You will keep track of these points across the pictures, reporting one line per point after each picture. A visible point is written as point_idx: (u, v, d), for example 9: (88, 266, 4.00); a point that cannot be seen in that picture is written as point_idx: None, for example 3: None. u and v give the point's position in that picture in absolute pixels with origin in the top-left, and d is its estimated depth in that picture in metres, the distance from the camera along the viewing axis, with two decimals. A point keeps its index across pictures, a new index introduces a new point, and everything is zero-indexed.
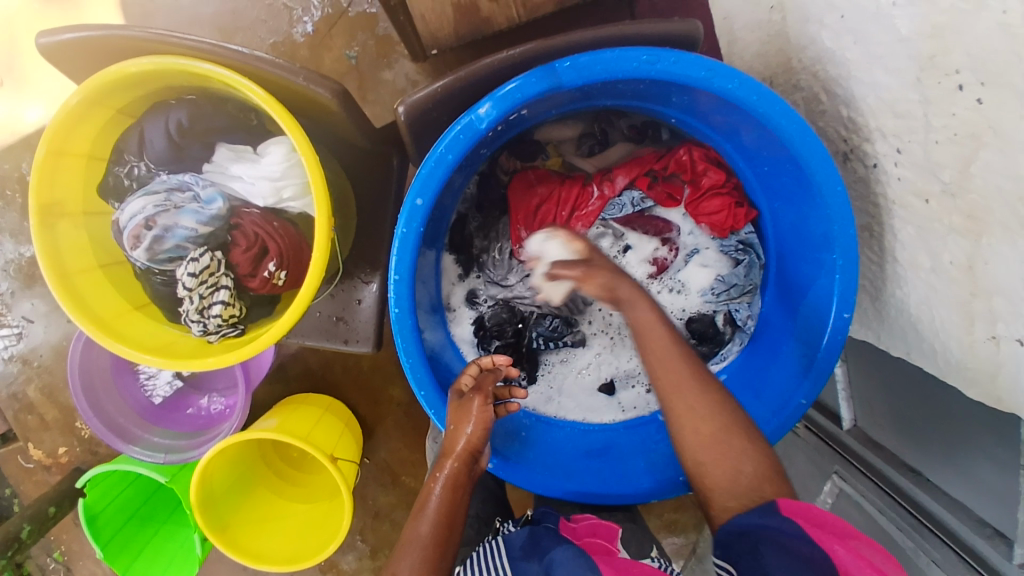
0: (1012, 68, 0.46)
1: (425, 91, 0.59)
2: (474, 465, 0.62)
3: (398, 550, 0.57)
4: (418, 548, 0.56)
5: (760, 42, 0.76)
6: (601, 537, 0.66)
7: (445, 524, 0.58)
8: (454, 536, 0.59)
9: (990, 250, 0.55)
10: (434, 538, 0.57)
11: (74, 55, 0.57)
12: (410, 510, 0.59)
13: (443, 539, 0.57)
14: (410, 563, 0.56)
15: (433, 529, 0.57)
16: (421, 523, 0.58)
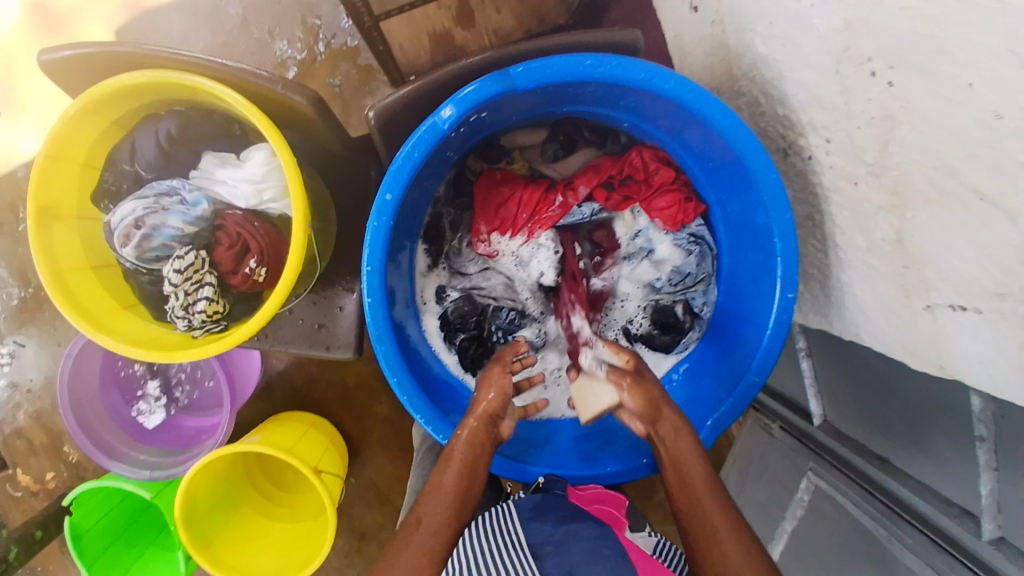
0: (914, 50, 0.52)
1: (394, 96, 0.66)
2: (495, 427, 0.66)
3: (425, 495, 0.60)
4: (442, 494, 0.60)
5: (705, 55, 0.83)
6: (609, 504, 0.68)
7: (468, 474, 0.62)
8: (475, 490, 0.62)
9: (915, 223, 0.60)
10: (458, 486, 0.61)
11: (73, 71, 0.62)
12: (436, 460, 0.63)
13: (465, 488, 0.61)
14: (436, 508, 0.59)
15: (457, 478, 0.61)
16: (447, 473, 0.62)
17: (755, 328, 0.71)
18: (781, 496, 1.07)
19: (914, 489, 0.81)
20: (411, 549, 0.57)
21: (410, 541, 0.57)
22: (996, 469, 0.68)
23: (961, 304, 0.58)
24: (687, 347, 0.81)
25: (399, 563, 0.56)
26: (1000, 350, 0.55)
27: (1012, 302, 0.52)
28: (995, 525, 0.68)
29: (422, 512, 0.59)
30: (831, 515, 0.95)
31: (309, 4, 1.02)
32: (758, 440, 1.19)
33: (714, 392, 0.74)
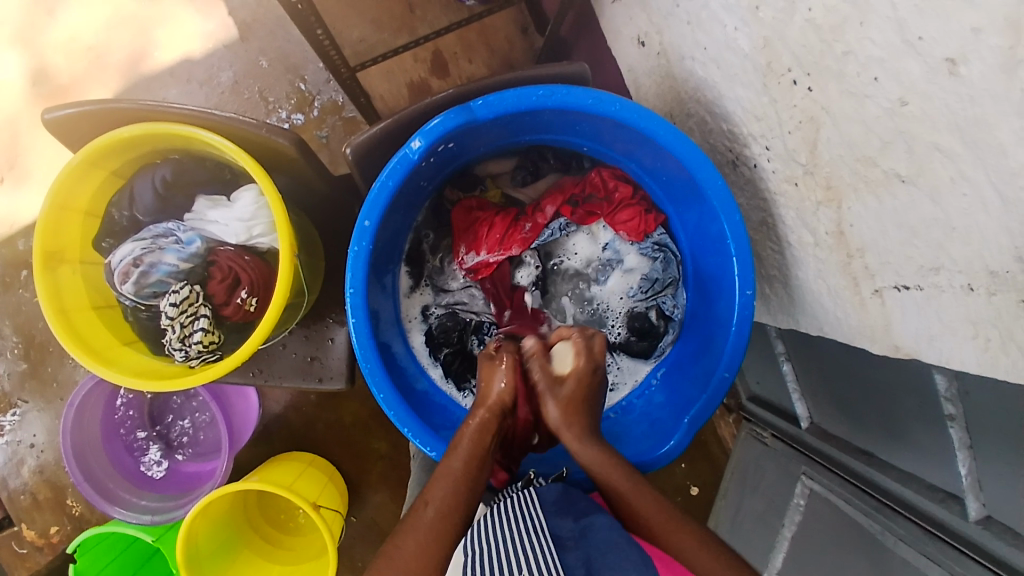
0: (824, 55, 0.58)
1: (367, 133, 0.72)
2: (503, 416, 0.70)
3: (434, 478, 0.63)
4: (451, 478, 0.62)
5: (656, 84, 0.89)
6: None
7: (477, 460, 0.65)
8: (480, 475, 0.65)
9: (852, 214, 0.65)
10: (466, 472, 0.64)
11: (75, 129, 0.69)
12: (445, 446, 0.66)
13: (473, 475, 0.64)
14: (444, 491, 0.62)
15: (464, 463, 0.64)
16: (455, 455, 0.65)
17: (723, 327, 0.75)
18: (777, 504, 1.07)
19: (899, 479, 0.82)
20: (418, 527, 0.59)
21: (420, 522, 0.59)
22: (970, 447, 0.70)
23: (904, 285, 0.62)
24: (663, 352, 0.85)
25: (406, 544, 0.57)
26: (943, 322, 0.59)
27: (946, 275, 0.57)
28: (979, 505, 0.70)
29: (429, 495, 0.62)
30: (826, 515, 0.94)
31: (295, 66, 1.11)
32: (752, 451, 1.20)
33: (691, 391, 0.77)
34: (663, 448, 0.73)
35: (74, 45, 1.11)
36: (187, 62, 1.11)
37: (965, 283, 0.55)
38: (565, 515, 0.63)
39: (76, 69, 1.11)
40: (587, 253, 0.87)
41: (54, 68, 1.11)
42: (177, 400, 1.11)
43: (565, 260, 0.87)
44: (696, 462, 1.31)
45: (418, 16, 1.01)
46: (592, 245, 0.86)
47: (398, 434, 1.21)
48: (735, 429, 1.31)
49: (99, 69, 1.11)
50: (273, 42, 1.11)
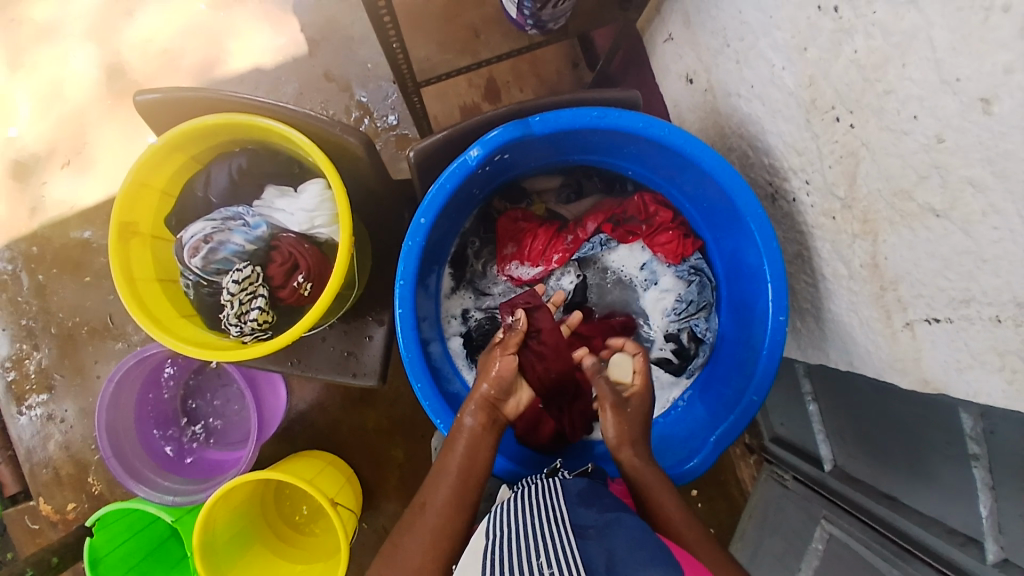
0: (865, 94, 0.62)
1: (430, 139, 0.77)
2: (496, 413, 0.73)
3: (434, 476, 0.68)
4: (449, 477, 0.67)
5: (700, 119, 0.95)
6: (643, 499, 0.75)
7: (470, 459, 0.69)
8: (477, 470, 0.69)
9: (886, 245, 0.68)
10: (462, 468, 0.68)
11: (163, 112, 0.75)
12: (442, 443, 0.70)
13: (470, 469, 0.68)
14: (443, 491, 0.66)
15: (461, 462, 0.68)
16: (453, 454, 0.69)
17: (754, 350, 0.77)
18: (794, 546, 1.06)
19: (921, 522, 0.83)
20: (421, 527, 0.64)
21: (418, 522, 0.64)
22: (993, 487, 0.70)
23: (934, 317, 0.65)
24: (693, 373, 0.87)
25: (407, 544, 0.63)
26: (971, 353, 0.61)
27: (976, 306, 0.59)
28: (998, 547, 0.70)
29: (429, 498, 0.67)
30: (845, 559, 0.94)
31: (356, 83, 1.18)
32: (773, 493, 1.19)
33: (719, 410, 0.80)
34: (687, 466, 0.75)
35: (151, 46, 1.19)
36: (255, 71, 1.19)
37: (994, 314, 0.57)
38: (589, 506, 0.64)
39: (152, 68, 1.19)
40: (631, 264, 0.89)
41: (129, 64, 1.19)
42: (198, 401, 1.14)
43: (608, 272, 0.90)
44: (711, 501, 1.30)
45: (480, 41, 1.09)
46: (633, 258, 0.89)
47: (418, 444, 1.22)
48: (755, 471, 1.30)
49: (171, 70, 1.19)
50: (338, 59, 1.18)
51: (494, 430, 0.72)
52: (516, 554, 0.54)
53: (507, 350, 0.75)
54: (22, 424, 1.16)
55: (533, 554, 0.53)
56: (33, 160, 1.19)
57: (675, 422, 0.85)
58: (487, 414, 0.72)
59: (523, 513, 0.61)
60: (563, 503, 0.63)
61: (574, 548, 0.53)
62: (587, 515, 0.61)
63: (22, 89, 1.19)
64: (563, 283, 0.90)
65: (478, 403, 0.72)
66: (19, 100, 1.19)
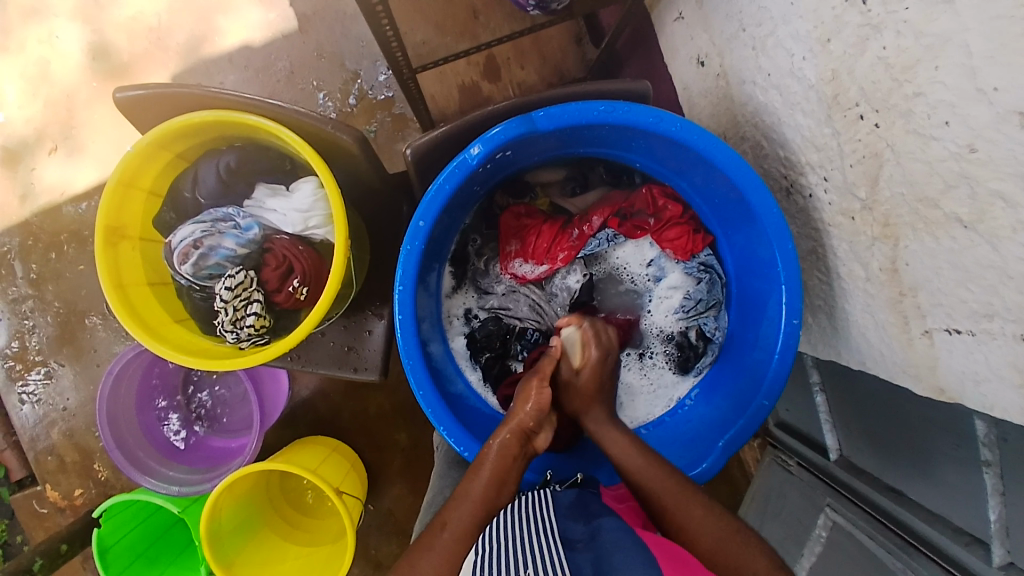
0: (892, 93, 0.58)
1: (428, 136, 0.73)
2: (528, 442, 0.73)
3: (455, 499, 0.66)
4: (468, 501, 0.65)
5: (711, 105, 0.90)
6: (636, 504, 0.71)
7: (496, 485, 0.67)
8: (501, 497, 0.67)
9: (908, 251, 0.65)
10: (484, 495, 0.66)
11: (146, 108, 0.71)
12: (469, 466, 0.69)
13: (491, 496, 0.66)
14: (464, 513, 0.65)
15: (484, 487, 0.67)
16: (477, 480, 0.67)
17: (764, 352, 0.76)
18: (797, 532, 1.06)
19: (927, 520, 0.82)
20: (436, 550, 0.62)
21: (435, 542, 0.62)
22: (1002, 493, 0.70)
23: (956, 329, 0.62)
24: (702, 371, 0.85)
25: (422, 565, 0.61)
26: (990, 367, 0.59)
27: (999, 322, 0.57)
28: (1004, 550, 0.70)
29: (448, 518, 0.65)
30: (849, 550, 0.94)
31: (350, 59, 1.13)
32: (775, 478, 1.18)
33: (728, 414, 0.78)
34: (700, 468, 0.74)
35: (136, 23, 1.13)
36: (245, 48, 1.13)
37: (1018, 332, 0.55)
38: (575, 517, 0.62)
39: (139, 46, 1.13)
40: (636, 259, 0.86)
41: (117, 46, 1.14)
42: (199, 373, 1.16)
43: (614, 268, 0.87)
44: (714, 484, 1.30)
45: (479, 22, 1.03)
46: (637, 253, 0.86)
47: (421, 429, 1.22)
48: (758, 454, 1.30)
49: (159, 51, 1.14)
50: (331, 35, 1.12)
51: (523, 460, 0.72)
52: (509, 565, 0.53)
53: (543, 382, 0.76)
54: (24, 413, 1.15)
55: (523, 565, 0.52)
56: (22, 145, 1.15)
57: (683, 423, 0.83)
58: (518, 441, 0.72)
59: (518, 523, 0.61)
60: (551, 514, 0.62)
61: (564, 560, 0.53)
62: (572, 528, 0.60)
63: (7, 71, 1.14)
64: (569, 281, 0.86)
65: (511, 430, 0.72)
66: (4, 81, 1.14)
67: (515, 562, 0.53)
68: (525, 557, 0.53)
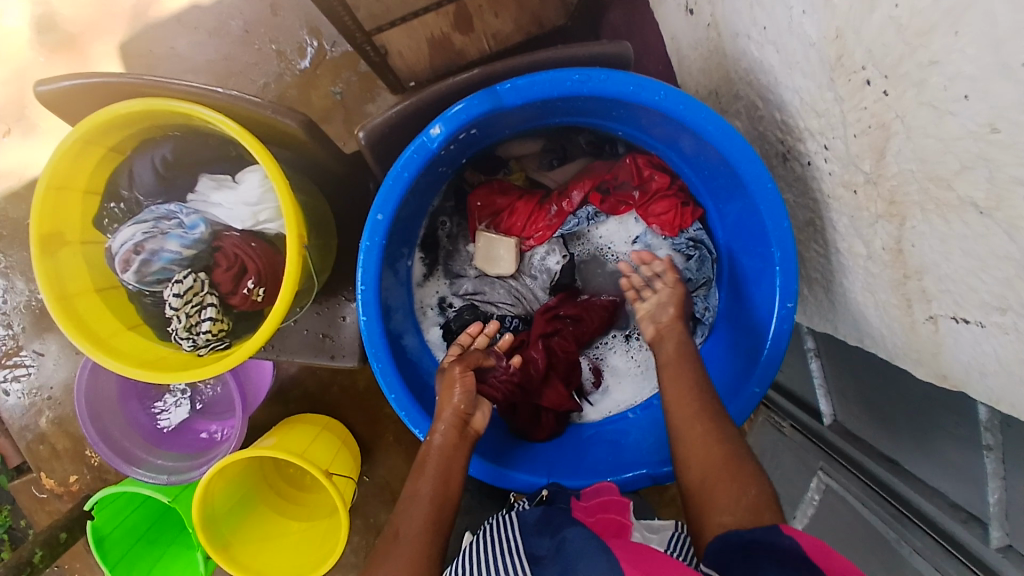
0: (904, 59, 0.50)
1: (382, 116, 0.65)
2: (469, 428, 0.67)
3: (404, 501, 0.61)
4: (421, 503, 0.60)
5: (702, 57, 0.81)
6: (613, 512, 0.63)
7: (443, 482, 0.62)
8: (451, 492, 0.62)
9: (914, 232, 0.59)
10: (434, 493, 0.61)
11: (69, 101, 0.64)
12: (412, 467, 0.63)
13: (441, 494, 0.62)
14: (418, 512, 0.60)
15: (433, 486, 0.62)
16: (423, 479, 0.62)
17: (756, 338, 0.71)
18: (793, 494, 1.05)
19: (922, 492, 0.79)
20: (390, 560, 0.56)
21: (392, 550, 0.57)
22: (1003, 478, 0.67)
23: (963, 318, 0.57)
24: (691, 351, 0.81)
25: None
26: (1000, 362, 0.54)
27: (1012, 317, 0.51)
28: (1002, 532, 0.67)
29: (399, 524, 0.59)
30: (840, 513, 0.93)
31: (308, 14, 1.02)
32: (770, 438, 1.16)
33: (715, 401, 0.73)
34: None
35: None
36: (193, 6, 1.03)
37: None
38: (543, 532, 0.58)
39: (77, 9, 1.03)
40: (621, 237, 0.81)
41: (59, 15, 1.04)
42: None
43: (600, 247, 0.82)
44: None
45: None
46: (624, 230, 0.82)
47: None
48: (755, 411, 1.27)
49: (100, 14, 1.04)
50: None
51: (466, 449, 0.66)
52: None
53: (467, 367, 0.71)
54: (10, 403, 1.13)
55: None
56: None
57: None
58: (456, 429, 0.66)
59: (492, 545, 0.58)
60: (515, 536, 0.58)
61: None
62: (541, 542, 0.56)
63: None
64: (551, 262, 0.81)
65: (448, 419, 0.66)
66: None
67: None
68: None
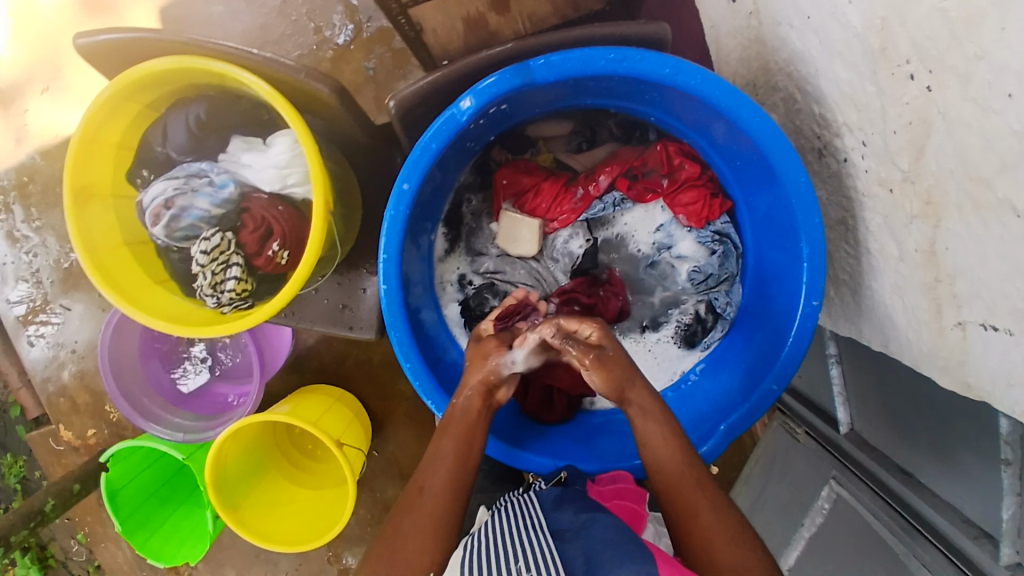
0: (952, 53, 0.49)
1: (414, 86, 0.65)
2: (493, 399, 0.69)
3: (425, 462, 0.64)
4: (442, 462, 0.63)
5: (741, 47, 0.80)
6: (629, 500, 0.67)
7: (465, 443, 0.65)
8: (472, 455, 0.65)
9: (949, 234, 0.57)
10: (459, 454, 0.64)
11: (107, 56, 0.64)
12: (435, 428, 0.66)
13: (466, 455, 0.64)
14: (438, 475, 0.63)
15: (455, 447, 0.64)
16: (447, 439, 0.65)
17: (778, 333, 0.70)
18: (803, 502, 1.03)
19: (936, 507, 0.77)
20: (413, 511, 0.61)
21: (415, 507, 0.61)
22: (1020, 494, 0.65)
23: (992, 325, 0.55)
24: (709, 346, 0.79)
25: (403, 528, 0.60)
26: None
27: None
28: (1012, 550, 0.65)
29: (424, 480, 0.63)
30: (852, 525, 0.91)
31: None
32: (782, 444, 1.15)
33: (732, 395, 0.73)
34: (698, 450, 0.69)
35: None
36: None
37: None
38: (560, 510, 0.61)
39: None
40: (646, 226, 0.80)
41: None
42: None
43: (625, 232, 0.81)
44: None
45: None
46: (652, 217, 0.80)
47: None
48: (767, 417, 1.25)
49: None
50: None
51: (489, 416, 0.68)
52: (490, 553, 0.53)
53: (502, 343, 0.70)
54: (34, 354, 1.16)
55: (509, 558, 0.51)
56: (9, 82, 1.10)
57: (696, 394, 0.78)
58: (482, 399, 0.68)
59: (503, 523, 0.59)
60: (537, 511, 0.61)
61: (553, 551, 0.53)
62: (554, 520, 0.58)
63: None
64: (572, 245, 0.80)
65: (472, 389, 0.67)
66: None
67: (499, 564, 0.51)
68: (508, 551, 0.53)
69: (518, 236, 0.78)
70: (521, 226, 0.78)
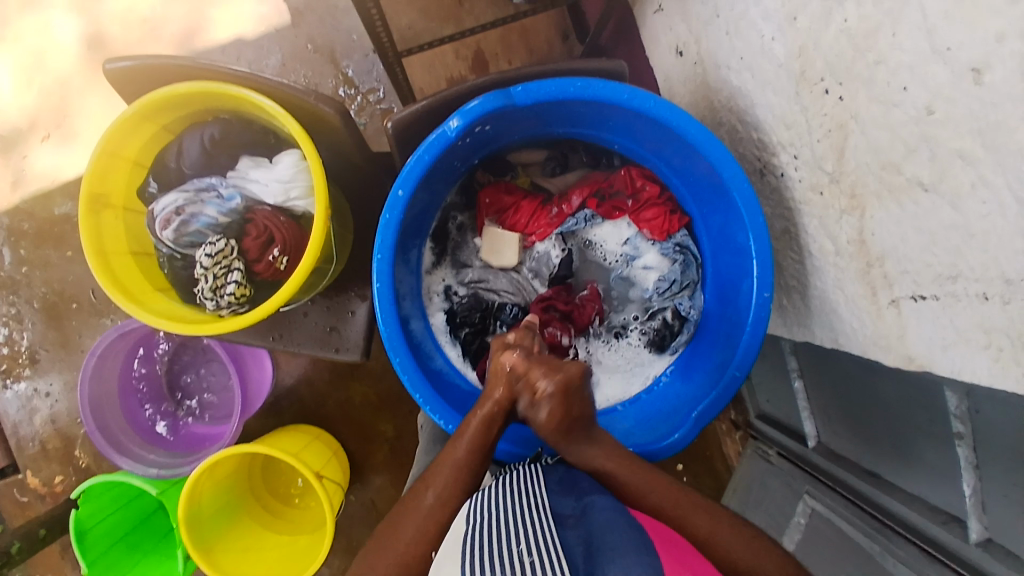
0: (856, 63, 0.60)
1: (409, 110, 0.75)
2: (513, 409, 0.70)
3: (436, 465, 0.66)
4: (451, 465, 0.65)
5: (690, 91, 0.92)
6: None
7: (477, 452, 0.67)
8: (483, 461, 0.67)
9: (874, 221, 0.66)
10: (464, 462, 0.66)
11: (131, 81, 0.73)
12: (451, 433, 0.68)
13: (470, 463, 0.66)
14: (445, 479, 0.65)
15: (468, 453, 0.66)
16: (459, 443, 0.67)
17: (738, 326, 0.76)
18: (779, 522, 1.06)
19: (901, 500, 0.81)
20: (416, 515, 0.63)
21: (420, 506, 0.63)
22: (977, 466, 0.68)
23: (920, 294, 0.63)
24: (677, 350, 0.86)
25: (407, 529, 0.61)
26: (957, 331, 0.59)
27: (962, 283, 0.57)
28: (982, 526, 0.68)
29: (431, 479, 0.65)
30: (826, 534, 0.94)
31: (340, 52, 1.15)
32: (757, 469, 1.18)
33: (701, 387, 0.78)
34: (673, 437, 0.74)
35: (130, 15, 1.16)
36: (238, 41, 1.16)
37: (980, 291, 0.55)
38: (567, 494, 0.62)
39: (134, 37, 1.16)
40: (614, 238, 0.89)
41: (116, 43, 1.16)
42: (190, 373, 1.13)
43: (596, 247, 0.90)
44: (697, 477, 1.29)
45: (464, 9, 1.12)
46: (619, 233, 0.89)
47: (405, 420, 1.22)
48: (740, 448, 1.29)
49: (152, 41, 1.16)
50: (323, 28, 1.15)
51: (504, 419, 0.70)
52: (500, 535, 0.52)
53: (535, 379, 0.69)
54: (6, 398, 1.15)
55: (506, 532, 0.52)
56: (14, 133, 1.17)
57: (668, 394, 0.83)
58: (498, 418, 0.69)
59: (498, 498, 0.60)
60: (542, 488, 0.62)
61: (553, 533, 0.53)
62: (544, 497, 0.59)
63: (3, 61, 1.16)
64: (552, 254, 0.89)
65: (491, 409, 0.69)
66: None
67: (498, 530, 0.52)
68: (512, 530, 0.53)
69: (500, 247, 0.87)
70: (506, 240, 0.87)
